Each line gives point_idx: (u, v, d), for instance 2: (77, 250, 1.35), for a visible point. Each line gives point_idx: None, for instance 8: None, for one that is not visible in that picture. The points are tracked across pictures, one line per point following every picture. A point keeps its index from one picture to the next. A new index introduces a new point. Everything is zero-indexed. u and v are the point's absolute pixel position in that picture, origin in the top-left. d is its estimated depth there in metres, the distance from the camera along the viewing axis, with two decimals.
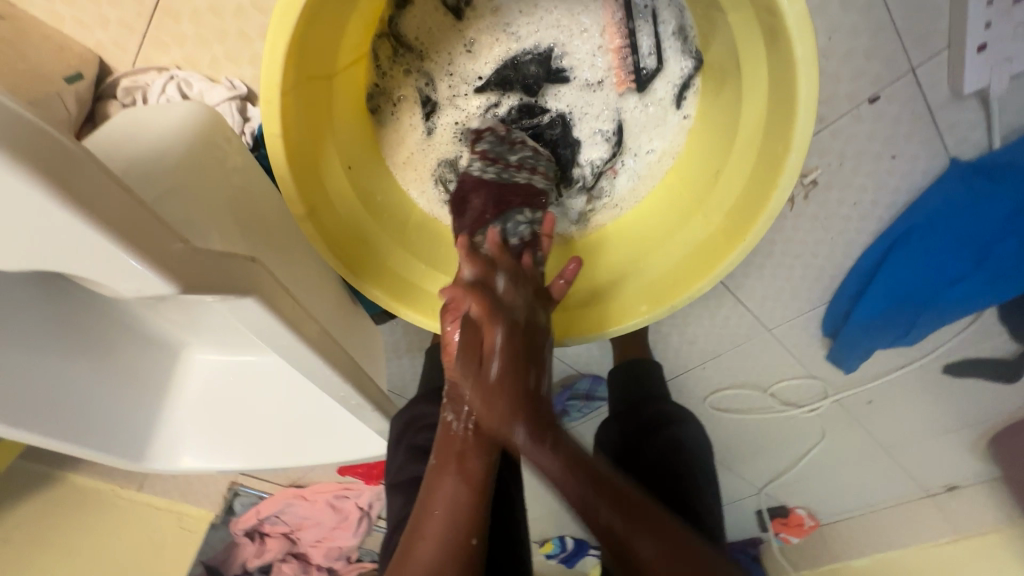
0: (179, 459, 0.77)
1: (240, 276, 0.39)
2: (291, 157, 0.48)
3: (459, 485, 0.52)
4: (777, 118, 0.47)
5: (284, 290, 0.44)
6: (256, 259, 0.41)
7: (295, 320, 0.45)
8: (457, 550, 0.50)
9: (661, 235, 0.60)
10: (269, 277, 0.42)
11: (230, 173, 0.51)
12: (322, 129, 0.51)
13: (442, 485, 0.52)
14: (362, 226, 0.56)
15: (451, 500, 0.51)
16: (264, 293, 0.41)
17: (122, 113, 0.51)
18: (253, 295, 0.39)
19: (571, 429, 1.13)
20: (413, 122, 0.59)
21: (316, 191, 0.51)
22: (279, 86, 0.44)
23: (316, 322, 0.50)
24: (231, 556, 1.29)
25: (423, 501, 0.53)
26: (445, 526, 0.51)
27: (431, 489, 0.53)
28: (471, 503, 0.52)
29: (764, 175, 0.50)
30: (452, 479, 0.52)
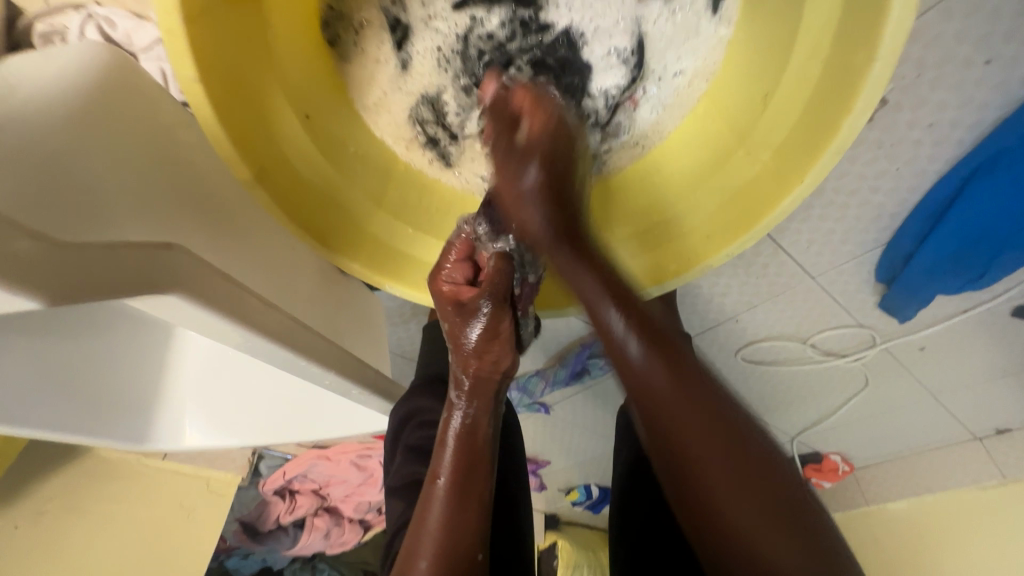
0: (184, 435, 0.73)
1: (146, 268, 0.31)
2: (220, 106, 0.36)
3: (461, 504, 0.49)
4: (856, 18, 0.35)
5: (224, 279, 0.36)
6: (173, 244, 0.33)
7: (244, 316, 0.37)
8: (463, 560, 0.47)
9: (662, 193, 0.51)
10: (201, 267, 0.34)
11: (160, 137, 0.42)
12: (263, 67, 0.40)
13: (437, 502, 0.49)
14: (330, 189, 0.47)
15: (450, 516, 0.49)
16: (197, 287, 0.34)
17: (25, 57, 0.40)
18: (172, 292, 0.31)
19: (592, 388, 1.08)
20: (382, 54, 0.47)
21: (265, 148, 0.41)
22: (179, 10, 0.32)
23: (281, 309, 0.42)
24: (264, 512, 1.24)
25: (416, 523, 0.50)
26: (450, 536, 0.48)
27: (425, 504, 0.50)
28: (472, 521, 0.49)
29: (833, 98, 0.38)
30: (451, 498, 0.49)
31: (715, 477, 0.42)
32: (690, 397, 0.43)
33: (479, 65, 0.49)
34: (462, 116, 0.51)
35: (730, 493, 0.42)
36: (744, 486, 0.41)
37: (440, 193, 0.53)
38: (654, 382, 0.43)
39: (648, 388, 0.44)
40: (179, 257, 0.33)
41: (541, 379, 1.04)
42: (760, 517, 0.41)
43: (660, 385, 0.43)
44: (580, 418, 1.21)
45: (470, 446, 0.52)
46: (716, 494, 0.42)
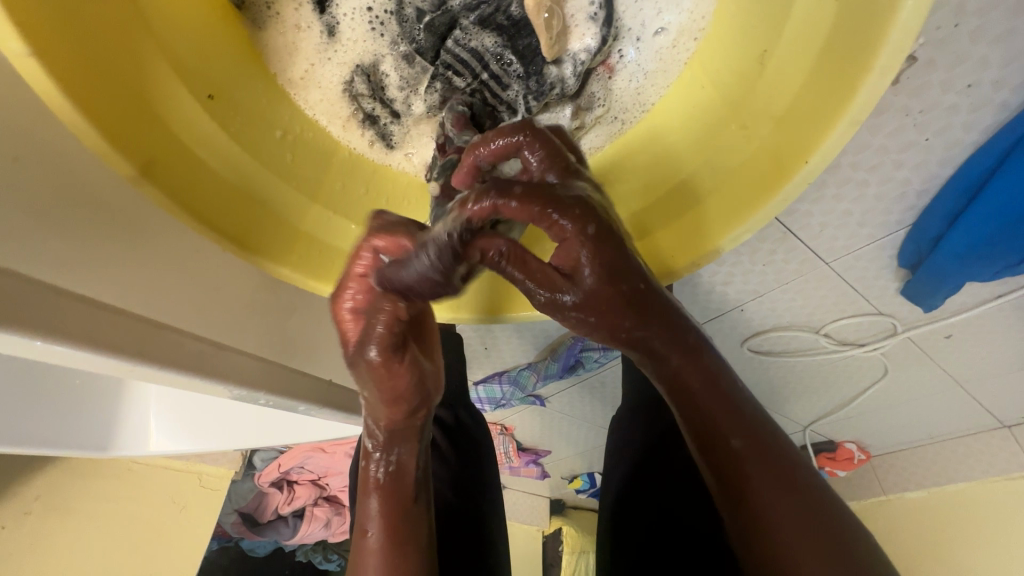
0: (151, 438, 0.65)
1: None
2: (77, 86, 0.30)
3: (400, 553, 0.41)
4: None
5: (81, 300, 0.31)
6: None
7: (116, 342, 0.31)
8: None
9: (637, 191, 0.43)
10: (39, 291, 0.29)
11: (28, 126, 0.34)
12: (138, 35, 0.33)
13: (370, 559, 0.40)
14: (249, 181, 0.39)
15: (390, 570, 0.40)
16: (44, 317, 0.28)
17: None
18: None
19: (587, 382, 0.99)
20: (302, 20, 0.42)
21: (153, 134, 0.34)
22: None
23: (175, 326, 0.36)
24: (262, 504, 1.22)
25: None
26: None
27: (356, 560, 0.41)
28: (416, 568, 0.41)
29: (850, 52, 0.30)
30: (387, 550, 0.41)
31: (759, 484, 0.37)
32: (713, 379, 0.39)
33: (421, 28, 0.43)
34: (407, 91, 0.45)
35: (774, 494, 0.37)
36: (789, 495, 0.37)
37: (387, 176, 0.47)
38: (686, 370, 0.39)
39: (679, 377, 0.39)
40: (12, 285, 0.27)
41: (532, 374, 0.94)
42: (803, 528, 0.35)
43: (691, 372, 0.39)
44: (576, 412, 1.11)
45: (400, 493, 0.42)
46: (763, 504, 0.37)
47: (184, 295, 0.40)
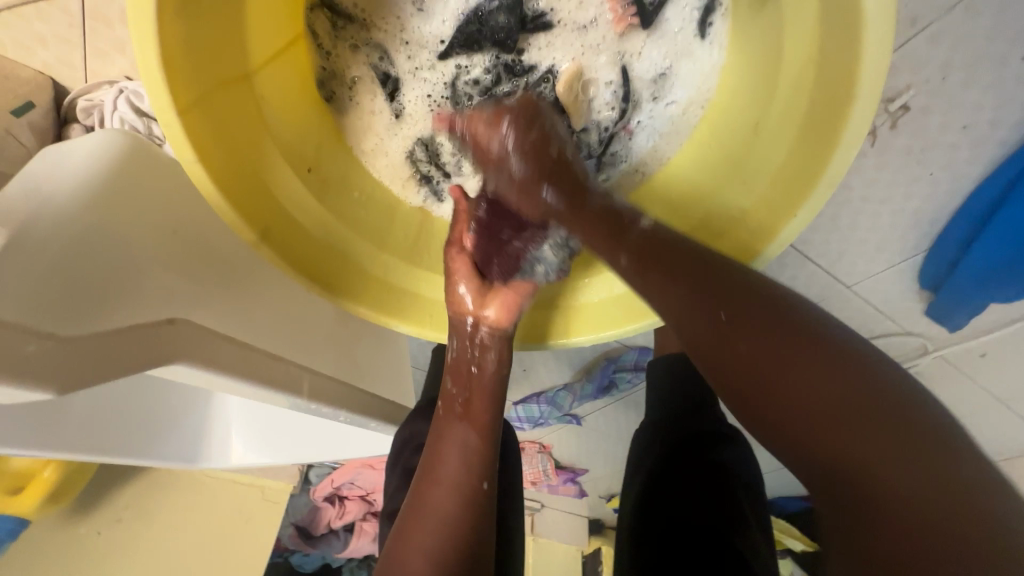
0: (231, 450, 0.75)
1: (151, 345, 0.33)
2: (223, 183, 0.39)
3: (473, 439, 0.52)
4: (834, 55, 0.35)
5: (227, 339, 0.39)
6: (175, 319, 0.35)
7: (244, 367, 0.39)
8: (472, 492, 0.51)
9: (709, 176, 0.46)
10: (203, 334, 0.37)
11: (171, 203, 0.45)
12: (259, 132, 0.42)
13: (451, 436, 0.52)
14: (332, 238, 0.48)
15: (462, 445, 0.52)
16: (204, 353, 0.36)
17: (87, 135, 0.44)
18: (179, 362, 0.34)
19: (623, 399, 1.02)
20: (375, 106, 0.51)
21: (268, 209, 0.43)
22: (173, 105, 0.35)
23: (287, 359, 0.45)
24: (315, 518, 1.34)
25: (429, 460, 0.52)
26: (457, 498, 0.50)
27: (434, 464, 0.51)
28: (482, 447, 0.52)
29: (817, 138, 0.37)
30: (462, 437, 0.52)
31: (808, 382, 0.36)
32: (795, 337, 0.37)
33: (470, 109, 0.51)
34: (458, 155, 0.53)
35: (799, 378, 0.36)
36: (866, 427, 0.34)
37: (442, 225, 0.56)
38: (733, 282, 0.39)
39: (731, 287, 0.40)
40: (182, 330, 0.35)
41: (568, 394, 0.98)
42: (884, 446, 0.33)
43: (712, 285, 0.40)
44: (613, 427, 1.10)
45: (485, 394, 0.52)
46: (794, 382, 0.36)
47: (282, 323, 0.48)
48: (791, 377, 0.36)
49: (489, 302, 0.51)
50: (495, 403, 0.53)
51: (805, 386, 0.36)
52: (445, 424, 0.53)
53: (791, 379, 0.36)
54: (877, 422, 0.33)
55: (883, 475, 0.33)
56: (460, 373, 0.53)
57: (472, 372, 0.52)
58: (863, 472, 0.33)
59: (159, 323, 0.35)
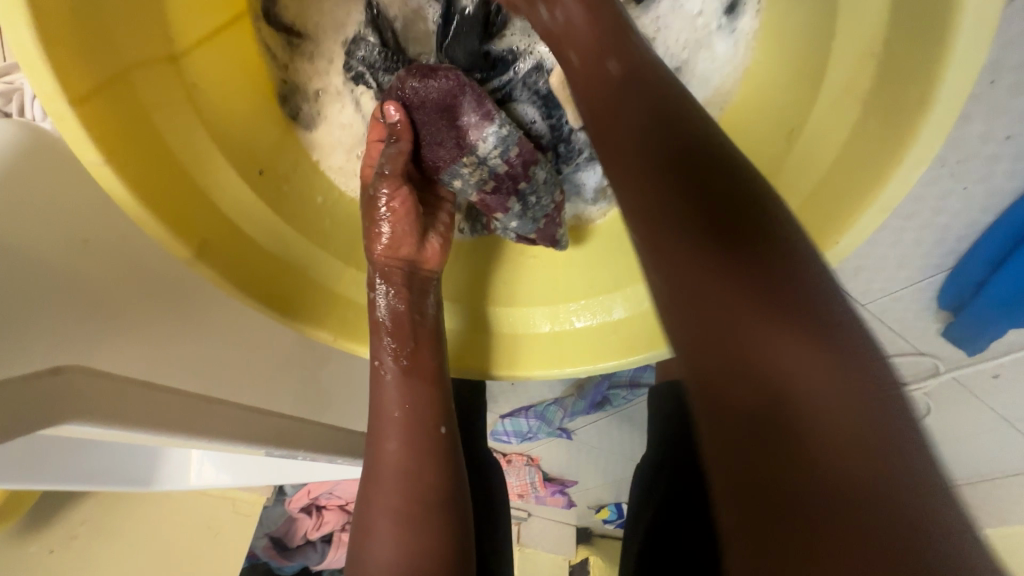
0: (189, 475, 0.67)
1: (31, 402, 0.26)
2: (141, 188, 0.31)
3: (420, 434, 0.42)
4: (903, 54, 0.28)
5: (139, 385, 0.32)
6: (61, 366, 0.28)
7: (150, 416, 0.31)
8: (430, 490, 0.42)
9: None
10: (102, 380, 0.30)
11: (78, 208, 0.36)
12: (191, 128, 0.35)
13: (391, 436, 0.42)
14: (290, 252, 0.39)
15: (411, 444, 0.42)
16: (93, 404, 0.28)
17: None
18: (71, 422, 0.27)
19: (618, 416, 0.94)
20: (342, 113, 0.45)
21: (205, 218, 0.35)
22: (64, 91, 0.27)
23: (215, 402, 0.37)
24: (291, 529, 1.16)
25: (369, 469, 0.42)
26: (406, 512, 0.41)
27: (372, 480, 0.42)
28: (432, 440, 0.43)
29: (875, 146, 0.29)
30: (406, 434, 0.42)
31: (780, 353, 0.22)
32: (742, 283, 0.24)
33: None
34: None
35: (769, 343, 0.23)
36: (792, 344, 0.22)
37: None
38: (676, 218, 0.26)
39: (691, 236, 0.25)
40: (74, 380, 0.28)
41: (559, 409, 0.91)
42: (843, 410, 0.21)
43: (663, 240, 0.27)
44: (605, 444, 1.01)
45: (419, 381, 0.42)
46: (757, 349, 0.23)
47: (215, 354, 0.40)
48: (777, 354, 0.22)
49: (426, 247, 0.43)
50: (438, 382, 0.43)
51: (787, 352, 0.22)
52: (378, 427, 0.42)
53: (789, 363, 0.22)
54: (866, 392, 0.22)
55: (932, 502, 0.20)
56: (405, 331, 0.41)
57: (392, 361, 0.41)
58: (870, 492, 0.20)
59: (39, 372, 0.27)
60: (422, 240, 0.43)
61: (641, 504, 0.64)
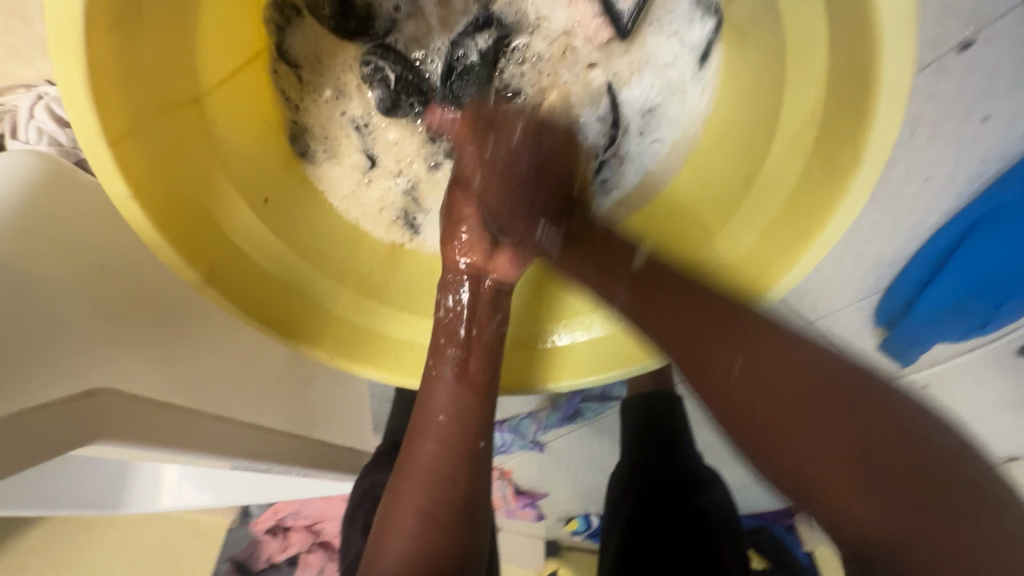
0: (161, 498, 0.65)
1: (64, 424, 0.29)
2: (161, 219, 0.33)
3: (456, 445, 0.42)
4: (834, 122, 0.34)
5: (157, 404, 0.35)
6: (94, 390, 0.31)
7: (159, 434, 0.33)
8: (457, 503, 0.42)
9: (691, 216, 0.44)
10: (125, 401, 0.33)
11: (84, 234, 0.38)
12: (206, 162, 0.37)
13: (430, 439, 0.42)
14: (291, 276, 0.41)
15: (447, 454, 0.42)
16: (114, 423, 0.31)
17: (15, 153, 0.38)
18: (98, 443, 0.30)
19: (588, 428, 0.97)
20: (348, 150, 0.47)
21: (215, 245, 0.37)
22: (102, 132, 0.30)
23: (217, 417, 0.39)
24: (255, 553, 1.09)
25: (402, 467, 0.43)
26: (432, 516, 0.41)
27: (404, 474, 0.42)
28: (468, 453, 0.42)
29: (815, 196, 0.35)
30: (445, 441, 0.42)
31: (764, 398, 0.36)
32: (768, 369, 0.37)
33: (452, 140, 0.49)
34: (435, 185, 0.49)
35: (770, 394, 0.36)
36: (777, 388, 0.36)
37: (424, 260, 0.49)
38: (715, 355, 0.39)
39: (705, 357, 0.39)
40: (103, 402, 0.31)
41: (533, 422, 0.94)
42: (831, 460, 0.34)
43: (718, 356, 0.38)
44: (576, 455, 1.04)
45: (467, 391, 0.42)
46: (758, 396, 0.37)
47: (210, 373, 0.41)
48: (760, 397, 0.37)
49: (495, 259, 0.44)
50: (485, 397, 0.43)
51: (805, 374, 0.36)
52: (421, 427, 0.43)
53: (763, 402, 0.36)
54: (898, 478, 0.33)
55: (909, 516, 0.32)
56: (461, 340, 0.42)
57: (449, 366, 0.42)
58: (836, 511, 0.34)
59: (73, 396, 0.30)
60: (493, 252, 0.44)
61: (615, 511, 0.69)
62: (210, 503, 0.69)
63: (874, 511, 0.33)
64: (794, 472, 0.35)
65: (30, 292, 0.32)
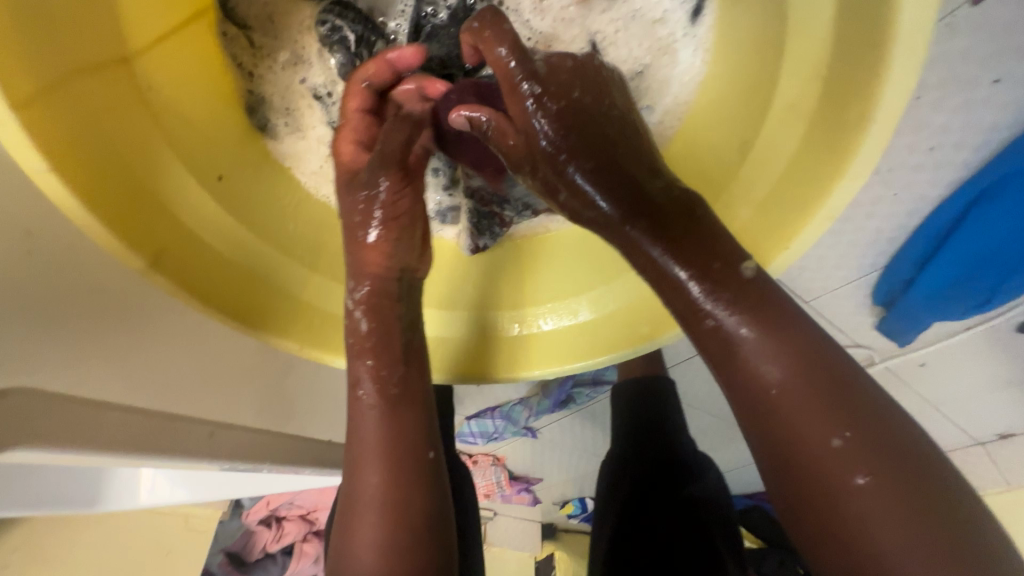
0: (139, 494, 0.63)
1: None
2: (93, 198, 0.30)
3: (400, 470, 0.39)
4: (841, 77, 0.30)
5: (95, 406, 0.32)
6: (5, 390, 0.27)
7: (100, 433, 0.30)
8: (418, 524, 0.38)
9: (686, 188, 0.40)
10: (54, 401, 0.29)
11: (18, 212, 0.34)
12: (143, 135, 0.33)
13: (368, 473, 0.39)
14: (250, 259, 0.38)
15: (393, 483, 0.39)
16: (42, 426, 0.28)
17: None
18: (22, 448, 0.27)
19: (581, 413, 0.95)
20: (313, 123, 0.44)
21: (161, 227, 0.33)
22: (11, 99, 0.26)
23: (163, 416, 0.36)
24: (250, 543, 1.06)
25: (346, 513, 0.39)
26: (396, 542, 0.37)
27: (351, 518, 0.38)
28: (420, 472, 0.40)
29: (820, 161, 0.32)
30: (386, 469, 0.39)
31: (797, 417, 0.29)
32: (816, 393, 0.29)
33: None
34: None
35: (812, 423, 0.29)
36: (825, 416, 0.29)
37: None
38: (775, 377, 0.29)
39: (771, 390, 0.29)
40: (30, 403, 0.28)
41: (525, 408, 0.91)
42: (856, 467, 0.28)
43: (780, 372, 0.29)
44: (569, 441, 1.02)
45: (400, 408, 0.40)
46: (797, 425, 0.29)
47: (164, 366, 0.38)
48: (793, 424, 0.29)
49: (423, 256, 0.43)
50: (422, 407, 0.41)
51: (843, 369, 0.30)
52: (353, 465, 0.39)
53: (794, 413, 0.29)
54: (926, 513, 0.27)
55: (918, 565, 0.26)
56: (392, 354, 0.39)
57: (369, 390, 0.39)
58: (853, 528, 0.27)
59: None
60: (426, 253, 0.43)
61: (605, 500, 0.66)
62: (190, 499, 0.67)
63: (915, 551, 0.26)
64: (826, 493, 0.28)
65: None
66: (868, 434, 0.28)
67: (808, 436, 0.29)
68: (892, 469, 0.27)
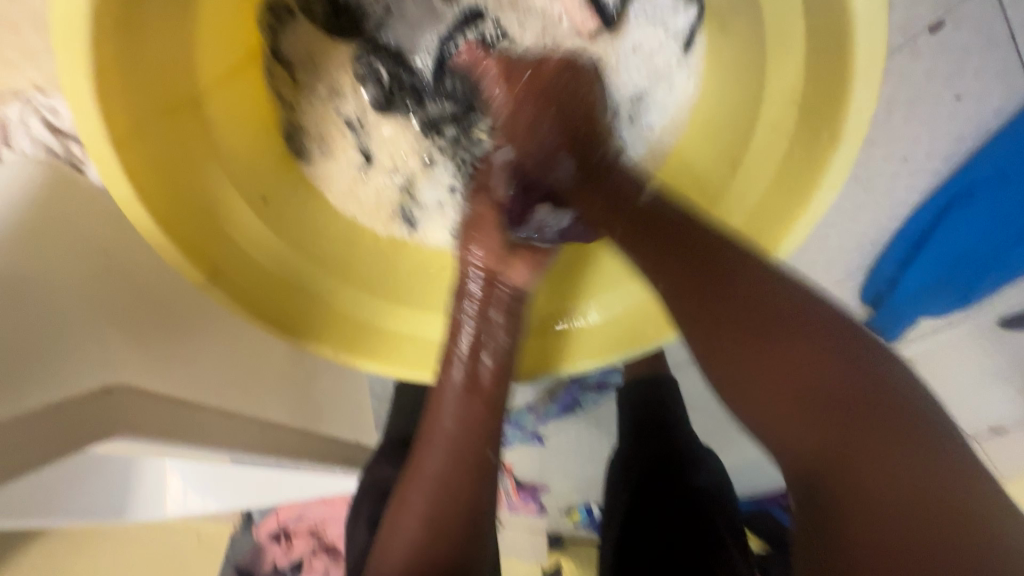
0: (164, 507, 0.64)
1: (87, 420, 0.29)
2: (164, 216, 0.35)
3: (463, 454, 0.42)
4: (814, 103, 0.36)
5: (170, 403, 0.35)
6: (111, 387, 0.31)
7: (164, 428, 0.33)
8: (462, 510, 0.42)
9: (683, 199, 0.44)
10: (141, 400, 0.33)
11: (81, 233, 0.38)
12: (203, 159, 0.38)
13: (436, 447, 0.43)
14: (291, 272, 0.42)
15: (453, 463, 0.42)
16: (131, 421, 0.31)
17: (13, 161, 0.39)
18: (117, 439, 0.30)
19: (586, 418, 0.97)
20: (344, 148, 0.47)
21: (213, 240, 0.38)
22: (105, 135, 0.33)
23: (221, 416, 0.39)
24: (259, 559, 1.05)
25: (411, 474, 0.43)
26: (437, 522, 0.41)
27: (411, 481, 0.43)
28: (478, 462, 0.43)
29: (801, 173, 0.36)
30: (453, 448, 0.42)
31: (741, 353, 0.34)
32: (749, 298, 0.35)
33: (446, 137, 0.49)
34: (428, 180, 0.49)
35: (754, 356, 0.34)
36: (770, 338, 0.33)
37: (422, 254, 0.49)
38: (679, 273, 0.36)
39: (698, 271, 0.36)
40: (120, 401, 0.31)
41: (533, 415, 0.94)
42: (814, 420, 0.32)
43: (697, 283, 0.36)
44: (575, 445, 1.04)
45: (476, 398, 0.43)
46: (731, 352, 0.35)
47: (212, 372, 0.41)
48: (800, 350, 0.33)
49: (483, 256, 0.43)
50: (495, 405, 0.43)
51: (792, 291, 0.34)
52: (426, 435, 0.43)
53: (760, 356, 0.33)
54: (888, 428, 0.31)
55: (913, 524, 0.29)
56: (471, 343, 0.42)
57: (457, 374, 0.42)
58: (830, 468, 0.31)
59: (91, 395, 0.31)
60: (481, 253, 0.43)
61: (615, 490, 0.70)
62: (211, 511, 0.68)
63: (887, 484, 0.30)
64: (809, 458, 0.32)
65: (27, 286, 0.33)
66: (817, 342, 0.33)
67: (792, 375, 0.33)
68: (861, 401, 0.31)
